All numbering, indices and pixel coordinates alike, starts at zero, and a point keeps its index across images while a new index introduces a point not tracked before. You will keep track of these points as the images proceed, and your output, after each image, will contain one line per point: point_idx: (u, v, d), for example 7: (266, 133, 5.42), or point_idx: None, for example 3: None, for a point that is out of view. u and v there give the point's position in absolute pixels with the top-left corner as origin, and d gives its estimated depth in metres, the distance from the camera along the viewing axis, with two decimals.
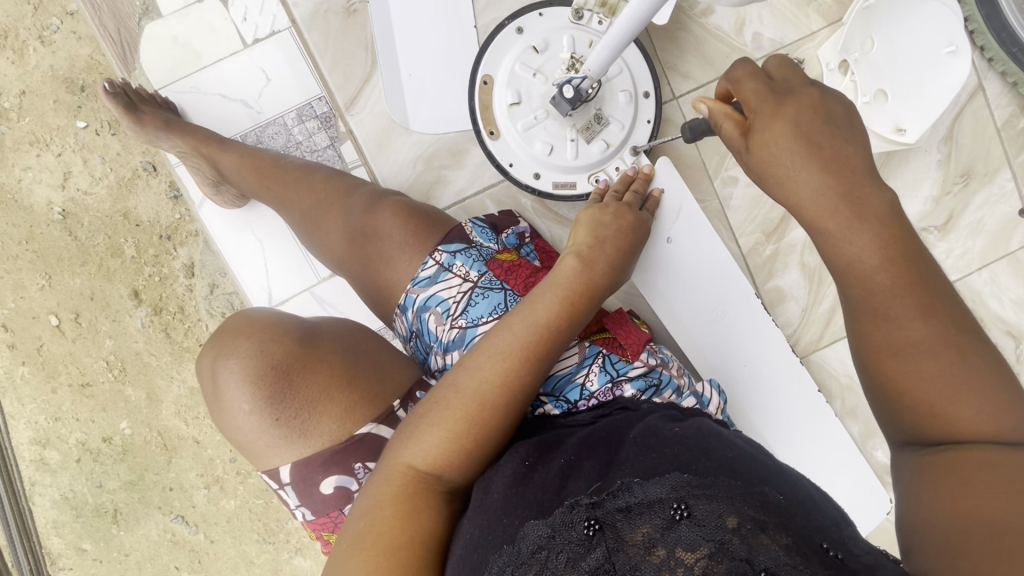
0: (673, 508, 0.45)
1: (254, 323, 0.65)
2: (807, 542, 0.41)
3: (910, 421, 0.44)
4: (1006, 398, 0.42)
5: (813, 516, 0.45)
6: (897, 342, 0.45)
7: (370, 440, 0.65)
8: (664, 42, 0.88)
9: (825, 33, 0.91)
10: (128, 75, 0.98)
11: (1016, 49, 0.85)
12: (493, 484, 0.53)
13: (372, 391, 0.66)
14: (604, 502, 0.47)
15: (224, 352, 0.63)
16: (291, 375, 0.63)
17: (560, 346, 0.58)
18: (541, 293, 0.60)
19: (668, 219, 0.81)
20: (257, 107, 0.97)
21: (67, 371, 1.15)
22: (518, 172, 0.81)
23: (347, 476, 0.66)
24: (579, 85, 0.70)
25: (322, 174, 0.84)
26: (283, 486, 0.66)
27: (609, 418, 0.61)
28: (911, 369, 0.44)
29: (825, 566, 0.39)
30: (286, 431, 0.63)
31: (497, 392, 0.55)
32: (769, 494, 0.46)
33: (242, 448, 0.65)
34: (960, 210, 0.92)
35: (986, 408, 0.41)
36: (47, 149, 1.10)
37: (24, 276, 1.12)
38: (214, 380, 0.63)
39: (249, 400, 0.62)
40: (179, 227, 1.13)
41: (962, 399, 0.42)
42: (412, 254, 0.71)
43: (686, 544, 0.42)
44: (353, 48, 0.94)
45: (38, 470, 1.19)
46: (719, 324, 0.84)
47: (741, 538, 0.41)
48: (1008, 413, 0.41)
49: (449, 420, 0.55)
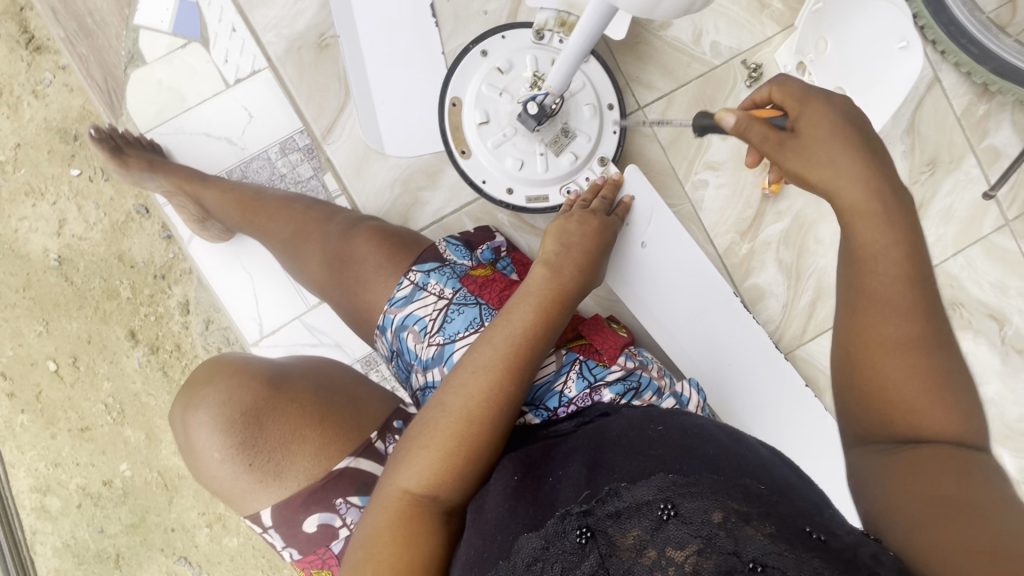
0: (660, 508, 0.45)
1: (222, 368, 0.64)
2: (791, 528, 0.42)
3: (870, 417, 0.46)
4: (961, 408, 0.44)
5: (795, 503, 0.45)
6: (882, 330, 0.46)
7: (349, 473, 0.64)
8: (625, 56, 0.91)
9: (779, 38, 0.94)
10: (116, 121, 1.02)
11: (966, 41, 0.88)
12: (486, 503, 0.54)
13: (349, 425, 0.65)
14: (594, 510, 0.47)
15: (193, 403, 0.62)
16: (261, 419, 0.61)
17: (540, 352, 0.60)
18: (516, 303, 0.61)
19: (640, 224, 0.82)
20: (241, 143, 1.00)
21: (67, 416, 1.16)
22: (492, 189, 0.82)
23: (329, 512, 0.64)
24: (543, 102, 0.71)
25: (301, 204, 0.86)
26: (267, 529, 0.64)
27: (591, 427, 0.61)
28: (890, 363, 0.45)
29: (808, 548, 0.39)
30: (261, 476, 0.61)
31: (484, 405, 0.56)
32: (751, 486, 0.46)
33: (220, 496, 0.64)
34: (929, 198, 0.94)
35: (947, 413, 0.43)
36: (43, 199, 1.13)
37: (22, 324, 1.14)
38: (186, 432, 0.62)
39: (220, 449, 0.61)
40: (174, 266, 1.15)
41: (930, 401, 0.44)
42: (388, 276, 0.73)
43: (675, 542, 0.42)
44: (327, 80, 0.97)
45: (39, 517, 1.19)
46: (700, 326, 0.84)
47: (727, 532, 0.42)
48: (959, 421, 0.44)
49: (439, 439, 0.55)
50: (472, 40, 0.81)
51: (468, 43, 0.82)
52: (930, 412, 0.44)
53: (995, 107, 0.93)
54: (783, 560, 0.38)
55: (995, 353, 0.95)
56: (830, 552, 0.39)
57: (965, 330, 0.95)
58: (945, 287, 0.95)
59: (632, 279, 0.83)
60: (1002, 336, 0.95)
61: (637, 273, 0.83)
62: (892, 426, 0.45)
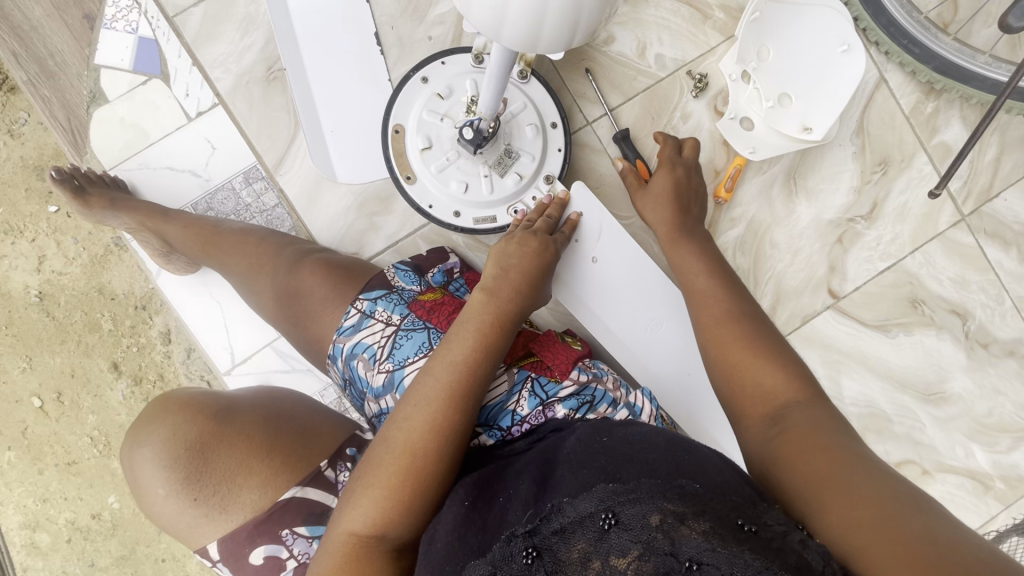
0: (603, 518, 0.45)
1: (168, 406, 0.66)
2: (723, 522, 0.42)
3: (732, 390, 0.59)
4: (796, 371, 0.57)
5: (730, 497, 0.45)
6: (711, 317, 0.64)
7: (296, 503, 0.66)
8: (571, 73, 0.92)
9: (723, 47, 0.94)
10: (81, 159, 1.03)
11: (906, 41, 0.90)
12: (436, 533, 0.53)
13: (295, 455, 0.67)
14: (539, 528, 0.47)
15: (139, 440, 0.65)
16: (205, 453, 0.64)
17: (484, 378, 0.60)
18: (456, 332, 0.62)
19: (590, 239, 0.83)
20: (205, 175, 1.01)
21: (54, 452, 1.17)
22: (439, 212, 0.83)
23: (275, 544, 0.66)
24: (478, 125, 0.72)
25: (257, 236, 0.88)
26: (216, 562, 0.66)
27: (544, 444, 0.61)
28: (731, 342, 0.61)
29: (739, 542, 0.40)
30: (206, 510, 0.64)
31: (427, 437, 0.56)
32: (687, 486, 0.46)
33: (170, 531, 0.66)
34: (883, 197, 0.94)
35: (780, 376, 0.56)
36: (21, 236, 1.14)
37: (5, 361, 1.15)
38: (133, 469, 0.64)
39: (164, 485, 0.63)
40: (153, 296, 1.15)
41: (769, 370, 0.57)
42: (335, 306, 0.74)
43: (618, 550, 0.42)
44: (277, 113, 0.99)
45: (30, 554, 1.19)
46: (658, 337, 0.84)
47: (663, 533, 0.42)
48: (794, 379, 0.56)
49: (384, 476, 0.55)
50: (412, 68, 0.84)
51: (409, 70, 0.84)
52: (764, 374, 0.57)
53: (943, 104, 0.94)
54: (717, 556, 0.39)
55: (960, 348, 0.95)
56: (761, 542, 0.40)
57: (928, 327, 0.95)
58: (905, 285, 0.95)
59: (584, 295, 0.83)
60: (967, 331, 0.95)
61: (589, 289, 0.83)
62: (749, 398, 0.57)
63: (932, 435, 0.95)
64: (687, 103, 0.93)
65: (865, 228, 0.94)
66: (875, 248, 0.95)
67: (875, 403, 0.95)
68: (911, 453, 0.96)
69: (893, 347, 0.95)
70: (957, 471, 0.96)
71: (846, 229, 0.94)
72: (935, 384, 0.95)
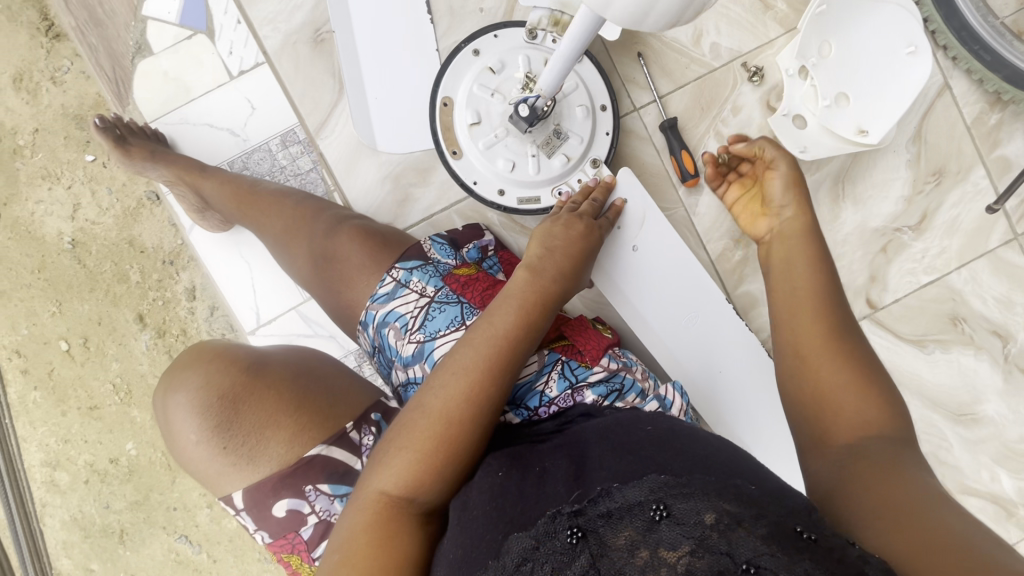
0: (653, 509, 0.44)
1: (203, 355, 0.68)
2: (783, 528, 0.41)
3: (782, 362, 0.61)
4: (846, 351, 0.57)
5: (785, 503, 0.45)
6: (807, 323, 0.60)
7: (320, 461, 0.67)
8: (622, 56, 0.90)
9: (783, 40, 0.91)
10: (123, 109, 1.03)
11: (978, 47, 0.86)
12: (471, 501, 0.53)
13: (323, 414, 0.68)
14: (585, 509, 0.46)
15: (174, 385, 0.66)
16: (236, 404, 0.66)
17: (523, 355, 0.60)
18: (499, 304, 0.62)
19: (632, 228, 0.82)
20: (243, 135, 1.01)
21: (77, 395, 1.19)
22: (483, 189, 0.82)
23: (298, 498, 0.68)
24: (534, 104, 0.71)
25: (293, 197, 0.88)
26: (239, 511, 0.68)
27: (572, 432, 0.61)
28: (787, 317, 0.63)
29: (800, 551, 0.39)
30: (235, 459, 0.65)
31: (463, 406, 0.56)
32: (742, 487, 0.46)
33: (197, 476, 0.68)
34: (934, 209, 0.91)
35: (833, 356, 0.57)
36: (58, 183, 1.16)
37: (36, 304, 1.17)
38: (167, 415, 0.67)
39: (196, 430, 0.65)
40: (182, 252, 1.17)
41: (820, 353, 0.58)
42: (370, 274, 0.75)
43: (667, 543, 0.41)
44: (321, 76, 0.98)
45: (48, 491, 1.22)
46: (691, 332, 0.83)
47: (719, 533, 0.41)
48: (845, 361, 0.56)
49: (418, 440, 0.55)
50: (464, 40, 0.82)
51: (460, 42, 0.83)
52: (819, 351, 0.58)
53: (1007, 117, 0.90)
54: (777, 561, 0.37)
55: (997, 370, 0.92)
56: (822, 553, 0.39)
57: (966, 346, 0.92)
58: (946, 301, 0.92)
59: (623, 284, 0.82)
60: (1006, 353, 0.92)
61: (628, 278, 0.82)
62: (795, 373, 0.59)
63: (958, 456, 0.93)
64: (739, 95, 0.90)
65: (911, 238, 0.91)
66: (920, 260, 0.92)
67: None
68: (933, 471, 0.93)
69: (928, 363, 0.93)
70: (979, 494, 0.93)
71: (892, 238, 0.92)
72: (967, 404, 0.93)
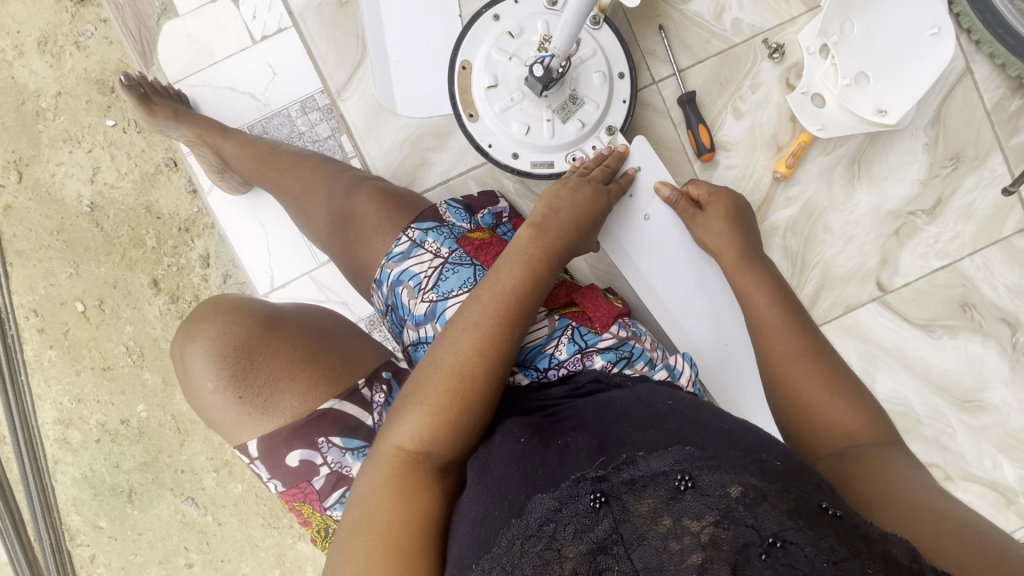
0: (678, 479, 0.46)
1: (219, 307, 0.68)
2: (807, 503, 0.43)
3: (766, 372, 0.66)
4: (818, 355, 0.63)
5: (807, 476, 0.47)
6: (781, 353, 0.65)
7: (333, 415, 0.69)
8: (643, 28, 0.90)
9: (805, 18, 0.91)
10: (147, 70, 1.05)
11: (1002, 30, 0.85)
12: (491, 463, 0.55)
13: (336, 369, 0.70)
14: (609, 476, 0.47)
15: (191, 335, 0.66)
16: (252, 355, 0.66)
17: (530, 308, 0.61)
18: (504, 263, 0.63)
19: (645, 197, 0.84)
20: (263, 100, 1.03)
21: (90, 356, 1.21)
22: (497, 153, 0.83)
23: (311, 450, 0.70)
24: (549, 63, 0.73)
25: (312, 161, 0.90)
26: (253, 459, 0.70)
27: (592, 398, 0.62)
28: (767, 336, 0.67)
29: (824, 526, 0.41)
30: (250, 409, 0.67)
31: (475, 360, 0.58)
32: (768, 461, 0.47)
33: (213, 425, 0.69)
34: (949, 194, 0.91)
35: (805, 362, 0.63)
36: (78, 146, 1.17)
37: (54, 265, 1.19)
38: (182, 362, 0.67)
39: (213, 378, 0.65)
40: (197, 220, 1.19)
41: (795, 361, 0.63)
42: (385, 234, 0.76)
43: (691, 513, 0.44)
44: (345, 38, 1.00)
45: (61, 448, 1.24)
46: (697, 304, 0.84)
47: (745, 506, 0.43)
48: (817, 364, 0.62)
49: (431, 395, 0.57)
50: (485, 6, 0.83)
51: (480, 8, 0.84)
52: (792, 360, 0.63)
53: None
54: (802, 536, 0.41)
55: (1004, 358, 0.92)
56: (845, 528, 0.42)
57: (974, 333, 0.92)
58: (957, 287, 0.92)
59: (631, 252, 0.84)
60: (1015, 342, 0.92)
61: (637, 246, 0.85)
62: (775, 381, 0.64)
63: (963, 442, 0.93)
64: (760, 71, 0.91)
65: (925, 223, 0.91)
66: (933, 244, 0.92)
67: (908, 404, 0.93)
68: (937, 457, 0.93)
69: (935, 348, 0.93)
70: (980, 481, 0.94)
71: (905, 222, 0.92)
72: (972, 391, 0.93)
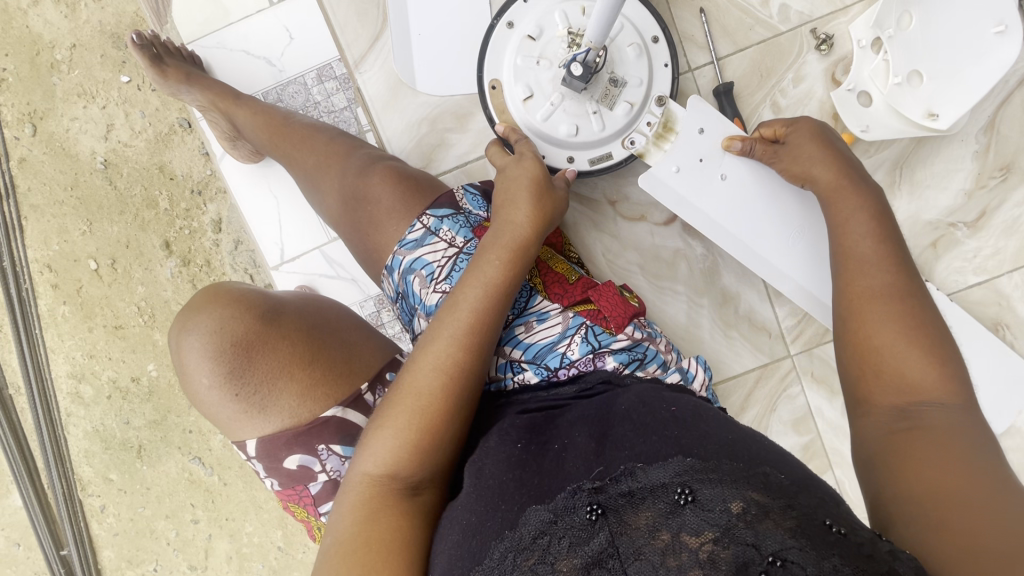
0: (677, 492, 0.44)
1: (216, 298, 0.67)
2: (810, 521, 0.41)
3: (839, 305, 0.59)
4: (900, 300, 0.55)
5: (814, 493, 0.44)
6: (863, 290, 0.57)
7: (335, 422, 0.68)
8: (680, 9, 0.86)
9: (860, 8, 0.85)
10: (161, 28, 1.01)
11: None
12: (485, 469, 0.53)
13: (338, 369, 0.68)
14: (607, 487, 0.46)
15: (187, 327, 0.65)
16: (250, 351, 0.65)
17: (485, 320, 0.60)
18: (463, 279, 0.63)
19: (714, 158, 0.82)
20: (280, 65, 0.98)
21: (103, 313, 1.21)
22: (554, 162, 0.83)
23: (309, 456, 0.69)
24: (586, 60, 0.72)
25: (324, 137, 0.86)
26: (251, 458, 0.69)
27: (598, 399, 0.59)
28: (856, 272, 0.58)
29: (831, 548, 0.39)
30: (247, 407, 0.66)
31: (431, 378, 0.57)
32: (771, 475, 0.45)
33: (212, 420, 0.68)
34: (994, 207, 0.86)
35: (884, 306, 0.55)
36: (93, 102, 1.15)
37: (68, 221, 1.18)
38: (179, 354, 0.66)
39: (209, 374, 0.65)
40: (210, 183, 1.17)
41: (873, 301, 0.56)
42: (399, 219, 0.73)
43: (690, 529, 0.42)
44: (366, 6, 0.95)
45: (74, 402, 1.25)
46: (790, 257, 0.82)
47: (746, 523, 0.41)
48: (896, 309, 0.54)
49: (391, 417, 0.56)
50: (494, 16, 0.83)
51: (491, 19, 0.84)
52: (868, 301, 0.56)
53: None
54: (804, 556, 0.38)
55: None
56: (851, 548, 0.39)
57: None
58: (992, 304, 0.88)
59: (717, 216, 0.83)
60: None
61: (721, 209, 0.83)
62: (846, 318, 0.57)
63: None
64: (804, 64, 0.86)
65: (965, 236, 0.87)
66: (970, 259, 0.87)
67: None
68: None
69: None
70: None
71: (944, 234, 0.87)
72: None
